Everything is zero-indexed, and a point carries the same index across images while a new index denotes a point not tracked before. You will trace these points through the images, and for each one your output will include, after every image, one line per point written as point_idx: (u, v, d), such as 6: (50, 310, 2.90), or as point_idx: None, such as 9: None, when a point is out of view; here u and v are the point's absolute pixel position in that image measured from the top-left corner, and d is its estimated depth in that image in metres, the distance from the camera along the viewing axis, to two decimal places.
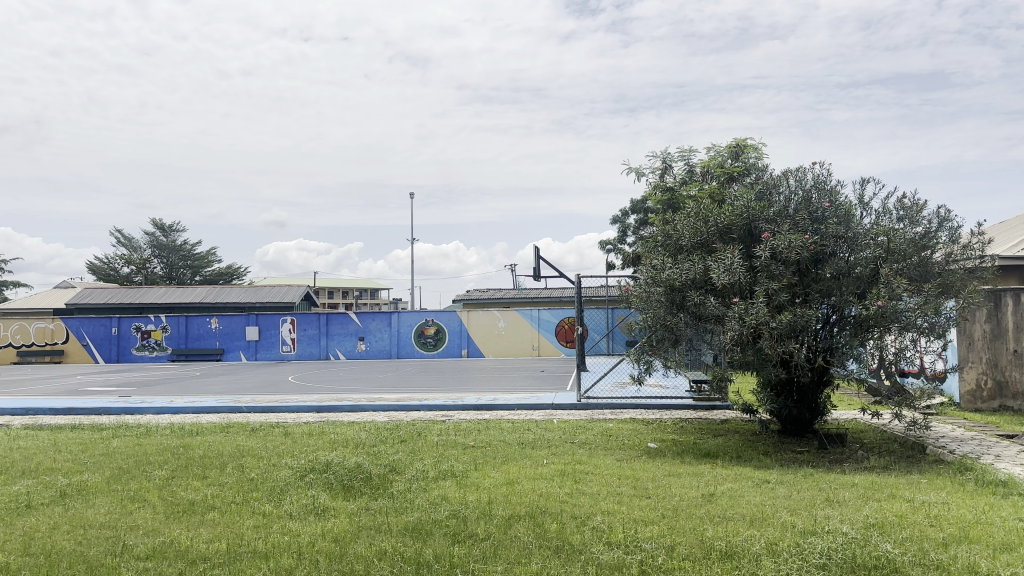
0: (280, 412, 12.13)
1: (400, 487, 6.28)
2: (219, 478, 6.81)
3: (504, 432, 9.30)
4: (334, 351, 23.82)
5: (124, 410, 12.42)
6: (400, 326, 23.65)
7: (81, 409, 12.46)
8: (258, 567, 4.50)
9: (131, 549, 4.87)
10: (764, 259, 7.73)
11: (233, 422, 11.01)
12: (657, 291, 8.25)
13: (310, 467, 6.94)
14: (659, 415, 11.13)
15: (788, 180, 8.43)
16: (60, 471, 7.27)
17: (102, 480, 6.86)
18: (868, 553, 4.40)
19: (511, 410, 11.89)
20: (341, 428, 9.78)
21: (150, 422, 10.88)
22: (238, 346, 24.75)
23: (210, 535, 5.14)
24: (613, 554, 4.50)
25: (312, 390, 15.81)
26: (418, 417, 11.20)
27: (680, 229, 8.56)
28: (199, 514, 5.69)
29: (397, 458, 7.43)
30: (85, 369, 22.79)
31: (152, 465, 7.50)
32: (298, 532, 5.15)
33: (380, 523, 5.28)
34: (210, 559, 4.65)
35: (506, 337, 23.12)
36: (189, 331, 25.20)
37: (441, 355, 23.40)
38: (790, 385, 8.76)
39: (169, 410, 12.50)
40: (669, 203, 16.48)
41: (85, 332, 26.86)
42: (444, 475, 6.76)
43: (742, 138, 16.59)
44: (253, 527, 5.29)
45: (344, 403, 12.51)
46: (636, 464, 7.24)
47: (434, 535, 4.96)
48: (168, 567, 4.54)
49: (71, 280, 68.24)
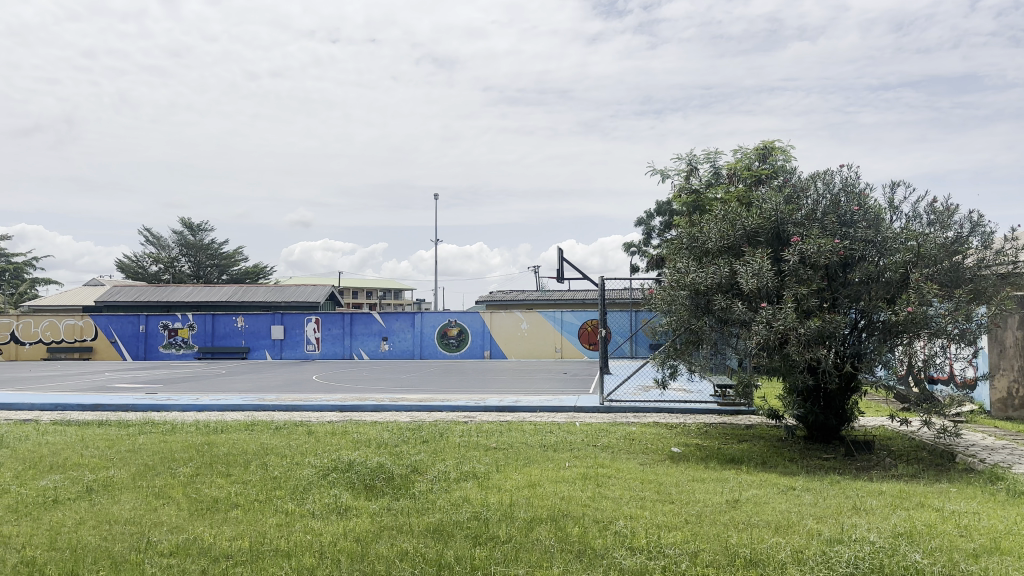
0: (303, 411, 12.23)
1: (423, 488, 6.29)
2: (244, 476, 6.87)
3: (527, 434, 9.28)
4: (358, 350, 23.96)
5: (151, 408, 12.58)
6: (423, 327, 23.71)
7: (108, 405, 12.64)
8: (280, 566, 4.51)
9: (155, 545, 4.92)
10: (793, 263, 7.65)
11: (257, 419, 11.09)
12: (682, 295, 8.18)
13: (333, 467, 6.98)
14: (683, 419, 11.05)
15: (816, 184, 8.31)
16: (86, 466, 7.39)
17: (128, 476, 6.95)
18: (896, 563, 4.32)
19: (533, 413, 11.87)
20: (364, 428, 9.79)
21: (175, 420, 11.00)
22: (264, 345, 24.98)
23: (234, 533, 5.18)
24: (637, 560, 4.46)
25: (335, 390, 15.86)
26: (440, 418, 11.22)
27: (706, 232, 8.48)
28: (222, 511, 5.75)
29: (419, 459, 7.45)
30: (113, 365, 23.14)
31: (176, 462, 7.60)
32: (321, 531, 5.17)
33: (402, 524, 5.28)
34: (233, 557, 4.68)
35: (529, 339, 23.10)
36: (215, 330, 25.48)
37: (464, 355, 23.46)
38: (817, 391, 8.67)
39: (194, 407, 12.61)
40: (695, 205, 16.39)
41: (113, 329, 27.31)
42: (465, 477, 6.75)
43: (770, 140, 16.46)
44: (275, 526, 5.33)
45: (368, 403, 12.55)
46: (659, 469, 7.16)
47: (456, 536, 4.97)
48: (192, 564, 4.57)
49: (101, 278, 69.53)
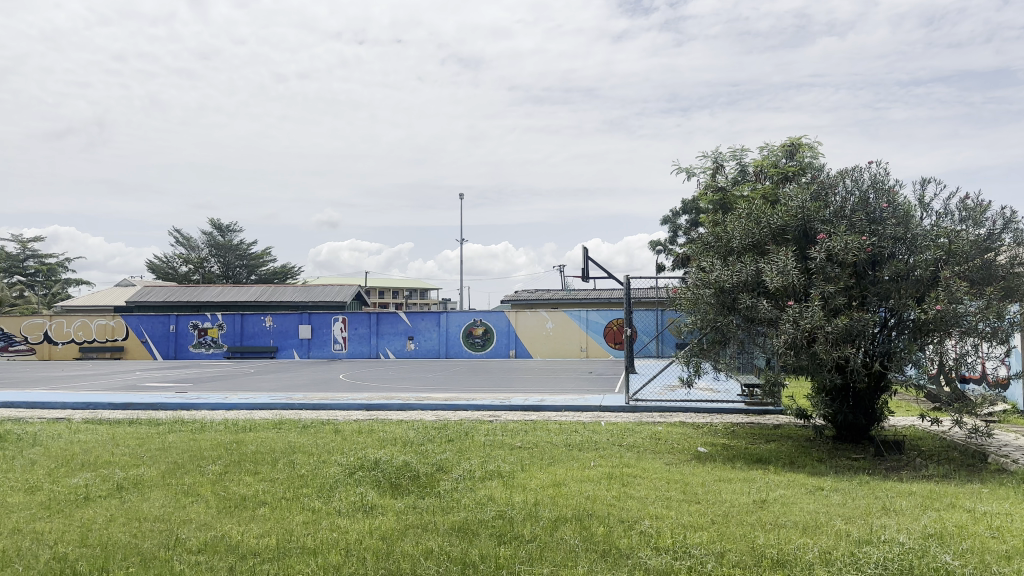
0: (329, 409, 12.32)
1: (448, 486, 6.31)
2: (271, 474, 6.95)
3: (552, 433, 9.26)
4: (384, 350, 24.14)
5: (180, 406, 12.77)
6: (449, 326, 23.78)
7: (139, 404, 12.85)
8: (305, 563, 4.55)
9: (184, 542, 5.00)
10: (819, 261, 7.57)
11: (286, 417, 11.21)
12: (707, 293, 8.12)
13: (359, 465, 7.04)
14: (711, 419, 10.95)
15: (844, 181, 8.19)
16: (117, 464, 7.53)
17: (158, 474, 7.07)
18: (926, 564, 4.26)
19: (559, 412, 11.85)
20: (390, 427, 9.85)
21: (204, 418, 11.16)
22: (292, 344, 25.24)
23: (261, 530, 5.24)
24: (662, 560, 4.44)
25: (362, 389, 15.95)
26: (466, 417, 11.22)
27: (731, 230, 8.41)
28: (250, 509, 5.82)
29: (445, 457, 7.48)
30: (144, 364, 23.52)
31: (205, 460, 7.70)
32: (347, 529, 5.22)
33: (427, 522, 5.30)
34: (260, 554, 4.74)
35: (555, 338, 23.07)
36: (243, 329, 25.79)
37: (490, 355, 23.48)
38: (845, 390, 8.55)
39: (223, 406, 12.77)
40: (721, 203, 16.27)
41: (144, 329, 27.77)
42: (490, 476, 6.76)
43: (797, 137, 16.28)
44: (302, 523, 5.38)
45: (394, 402, 12.62)
46: (685, 469, 7.09)
47: (480, 535, 4.97)
48: (220, 561, 4.64)
49: (132, 279, 70.69)
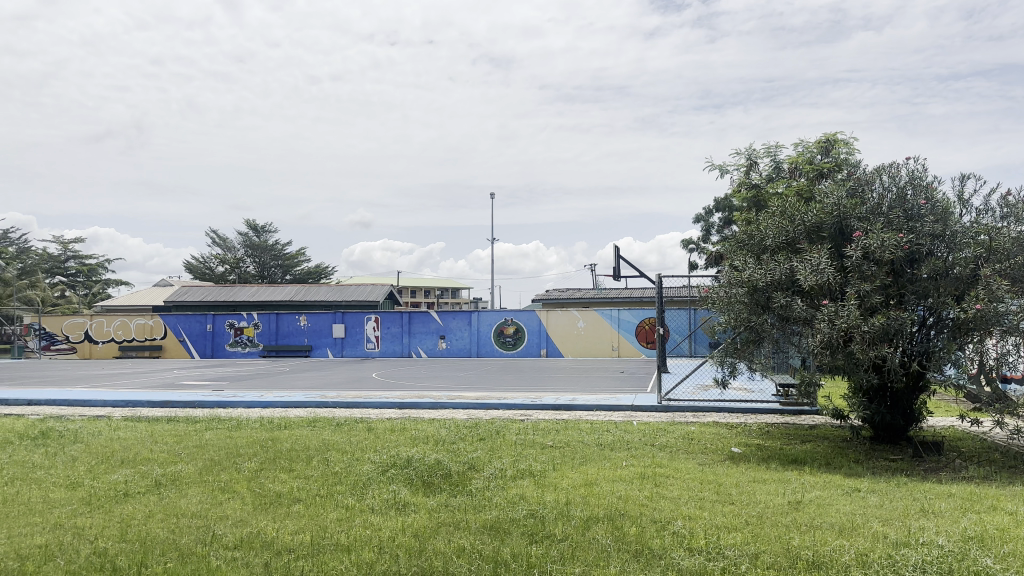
0: (362, 408, 12.44)
1: (479, 485, 6.33)
2: (306, 471, 7.04)
3: (583, 433, 9.24)
4: (416, 349, 24.31)
5: (218, 405, 13.00)
6: (480, 325, 23.85)
7: (177, 402, 13.11)
8: (339, 560, 4.61)
9: (220, 538, 5.09)
10: (855, 259, 7.45)
11: (320, 415, 11.35)
12: (740, 292, 8.03)
13: (392, 462, 7.10)
14: (745, 419, 10.83)
15: (880, 178, 8.05)
16: (155, 461, 7.69)
17: (195, 471, 7.20)
18: (967, 568, 4.17)
19: (590, 411, 11.82)
20: (423, 425, 9.93)
21: (240, 416, 11.34)
22: (325, 343, 25.52)
23: (296, 527, 5.32)
24: (695, 560, 4.41)
25: (395, 388, 16.08)
26: (498, 416, 11.25)
27: (766, 228, 8.30)
28: (285, 505, 5.91)
29: (476, 456, 7.50)
30: (182, 363, 23.99)
31: (241, 457, 7.83)
32: (380, 526, 5.27)
33: (459, 520, 5.33)
34: (295, 550, 4.80)
35: (586, 338, 23.01)
36: (279, 328, 26.16)
37: (521, 354, 23.50)
38: (883, 390, 8.40)
39: (259, 404, 12.97)
40: (755, 201, 16.09)
41: (182, 328, 28.31)
42: (521, 475, 6.77)
43: (832, 133, 16.02)
44: (336, 520, 5.45)
45: (426, 401, 12.70)
46: (719, 469, 7.04)
47: (513, 534, 4.98)
48: (255, 557, 4.71)
49: (170, 279, 72.04)
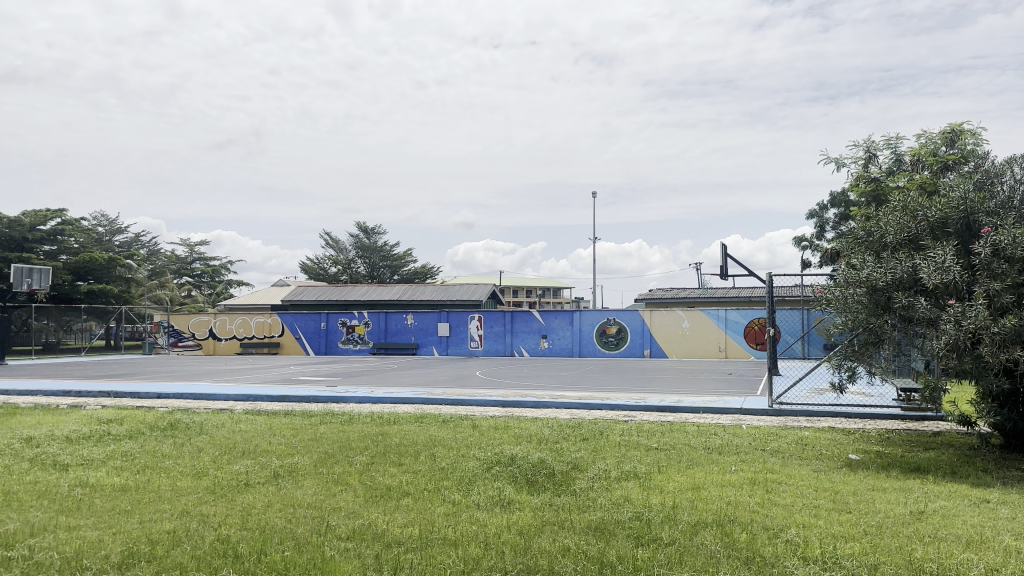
0: (467, 405, 12.65)
1: (583, 485, 6.31)
2: (414, 466, 7.24)
3: (689, 435, 9.04)
4: (519, 348, 24.52)
5: (331, 399, 13.56)
6: (583, 325, 23.76)
7: (294, 396, 13.77)
8: (447, 554, 4.70)
9: (334, 529, 5.31)
10: (984, 256, 6.94)
11: (426, 412, 11.64)
12: (856, 292, 7.64)
13: (496, 460, 7.19)
14: (862, 425, 10.29)
15: (1013, 168, 7.47)
16: (274, 453, 8.10)
17: (311, 463, 7.55)
18: None
19: (696, 413, 11.55)
20: (526, 424, 9.99)
21: (351, 411, 11.78)
22: (431, 341, 26.14)
23: (405, 520, 5.47)
24: (808, 570, 4.22)
25: (498, 386, 16.27)
26: (600, 417, 11.18)
27: (884, 224, 7.86)
28: (394, 499, 6.09)
29: (580, 456, 7.49)
30: (297, 359, 25.17)
31: (353, 451, 8.14)
32: (486, 522, 5.34)
33: (563, 520, 5.33)
34: (404, 543, 4.94)
35: (691, 338, 22.50)
36: (387, 327, 27.01)
37: (624, 354, 23.25)
38: (1017, 397, 7.77)
39: (369, 399, 13.44)
40: (873, 195, 15.27)
41: (297, 326, 29.71)
42: (626, 476, 6.69)
43: (960, 122, 14.98)
44: (443, 515, 5.57)
45: (529, 400, 12.78)
46: (834, 476, 6.71)
47: (617, 536, 4.93)
48: (367, 548, 4.88)
49: (286, 279, 75.71)
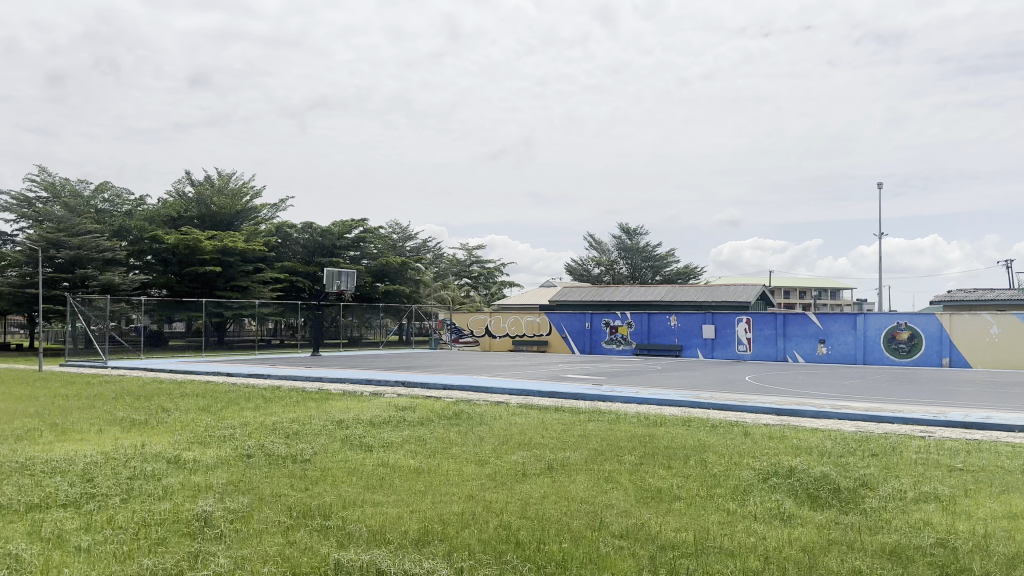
0: (737, 411, 12.17)
1: (875, 505, 5.73)
2: (685, 470, 7.11)
3: (1005, 457, 7.81)
4: (792, 352, 22.99)
5: (597, 398, 13.85)
6: (867, 330, 21.61)
7: (562, 393, 14.28)
8: (724, 564, 4.54)
9: (607, 525, 5.41)
10: None
11: (694, 416, 11.41)
12: None
13: (773, 471, 6.81)
14: None
15: None
16: (549, 447, 8.46)
17: (583, 459, 7.76)
18: None
19: (1013, 433, 9.95)
20: (804, 434, 9.34)
21: (620, 410, 11.90)
22: (696, 343, 25.55)
23: (679, 524, 5.39)
24: None
25: (770, 392, 15.43)
26: (891, 431, 10.09)
27: None
28: (666, 501, 6.04)
29: (870, 473, 6.80)
30: (564, 358, 26.06)
31: (623, 450, 8.22)
32: (764, 534, 5.08)
33: (853, 541, 4.88)
34: (678, 548, 4.87)
35: (1005, 347, 19.41)
36: (651, 328, 26.93)
37: (918, 363, 20.73)
38: None
39: (635, 399, 13.50)
40: None
41: (564, 326, 30.81)
42: (929, 500, 5.94)
43: None
44: (718, 522, 5.40)
45: (806, 408, 11.95)
46: None
47: (920, 564, 4.40)
48: (641, 548, 4.89)
49: (553, 280, 78.90)
